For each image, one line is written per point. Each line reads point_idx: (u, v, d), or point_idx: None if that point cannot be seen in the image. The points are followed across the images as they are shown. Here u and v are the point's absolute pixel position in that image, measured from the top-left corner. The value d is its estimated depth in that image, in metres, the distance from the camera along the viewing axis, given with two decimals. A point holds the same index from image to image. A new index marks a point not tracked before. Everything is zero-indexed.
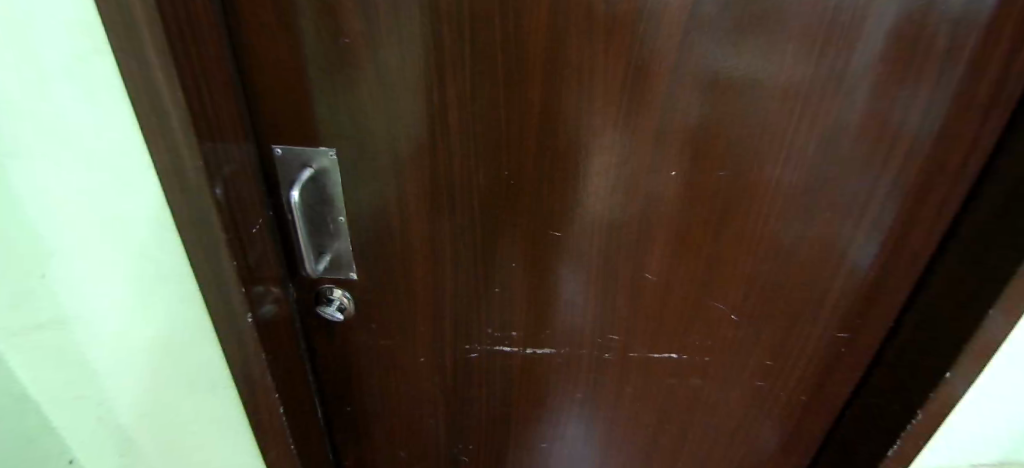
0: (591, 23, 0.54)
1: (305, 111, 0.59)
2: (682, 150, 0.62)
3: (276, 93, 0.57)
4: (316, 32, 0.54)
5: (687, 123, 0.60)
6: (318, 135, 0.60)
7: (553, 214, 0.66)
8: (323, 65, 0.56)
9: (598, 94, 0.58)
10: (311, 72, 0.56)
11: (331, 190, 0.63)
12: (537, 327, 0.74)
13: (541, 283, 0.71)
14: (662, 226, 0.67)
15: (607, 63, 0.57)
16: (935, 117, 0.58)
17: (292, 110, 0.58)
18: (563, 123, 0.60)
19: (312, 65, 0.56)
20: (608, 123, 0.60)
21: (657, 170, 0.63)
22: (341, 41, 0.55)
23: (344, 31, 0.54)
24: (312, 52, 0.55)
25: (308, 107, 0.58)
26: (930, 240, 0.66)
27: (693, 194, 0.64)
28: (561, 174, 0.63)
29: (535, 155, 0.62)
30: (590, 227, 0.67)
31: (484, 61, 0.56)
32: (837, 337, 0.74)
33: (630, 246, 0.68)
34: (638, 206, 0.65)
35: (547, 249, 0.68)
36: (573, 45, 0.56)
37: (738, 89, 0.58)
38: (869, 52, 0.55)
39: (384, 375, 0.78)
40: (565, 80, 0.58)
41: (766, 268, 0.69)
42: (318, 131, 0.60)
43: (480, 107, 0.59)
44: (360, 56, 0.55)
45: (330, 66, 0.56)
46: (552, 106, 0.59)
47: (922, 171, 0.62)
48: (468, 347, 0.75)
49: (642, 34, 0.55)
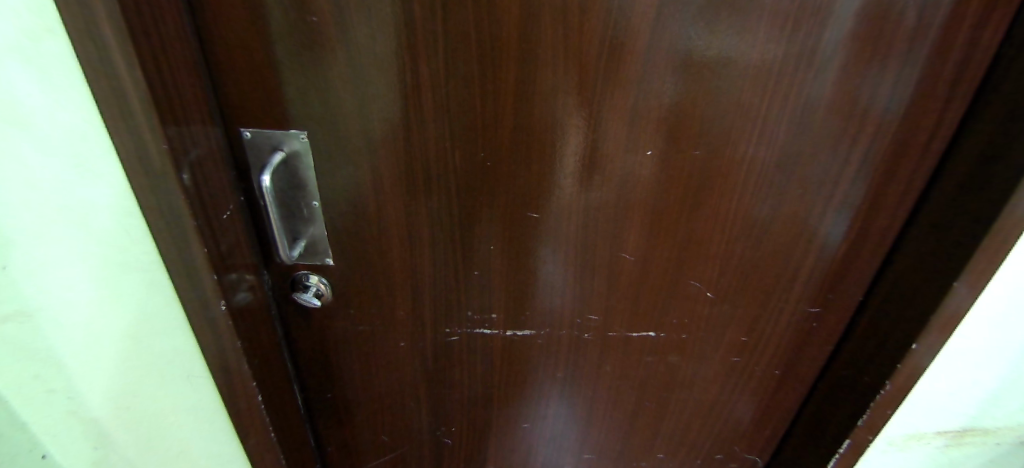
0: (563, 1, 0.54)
1: (273, 93, 0.57)
2: (658, 129, 0.62)
3: (242, 74, 0.56)
4: (283, 10, 0.52)
5: (663, 102, 0.60)
6: (288, 117, 0.59)
7: (530, 195, 0.66)
8: (291, 44, 0.54)
9: (572, 73, 0.58)
10: (278, 52, 0.55)
11: (303, 174, 0.61)
12: (517, 309, 0.74)
13: (520, 266, 0.71)
14: (638, 207, 0.67)
15: (581, 41, 0.56)
16: (904, 94, 0.59)
17: (260, 92, 0.57)
18: (538, 104, 0.60)
19: (280, 45, 0.54)
20: (583, 103, 0.60)
21: (632, 150, 0.63)
22: (309, 20, 0.53)
23: (311, 9, 0.52)
24: (278, 31, 0.54)
25: (277, 88, 0.57)
26: (897, 216, 0.67)
27: (669, 173, 0.65)
28: (537, 157, 0.63)
29: (510, 137, 0.62)
30: (567, 209, 0.67)
31: (458, 40, 0.55)
32: (810, 312, 0.76)
33: (608, 227, 0.68)
34: (614, 187, 0.66)
35: (525, 231, 0.68)
36: (546, 23, 0.55)
37: (713, 68, 0.58)
38: (840, 29, 0.55)
39: (362, 360, 0.77)
40: (539, 60, 0.57)
41: (741, 245, 0.70)
42: (287, 113, 0.58)
43: (454, 88, 0.58)
44: (329, 35, 0.54)
45: (299, 46, 0.54)
46: (527, 85, 0.59)
47: (891, 149, 0.63)
48: (448, 331, 0.75)
49: (616, 12, 0.54)
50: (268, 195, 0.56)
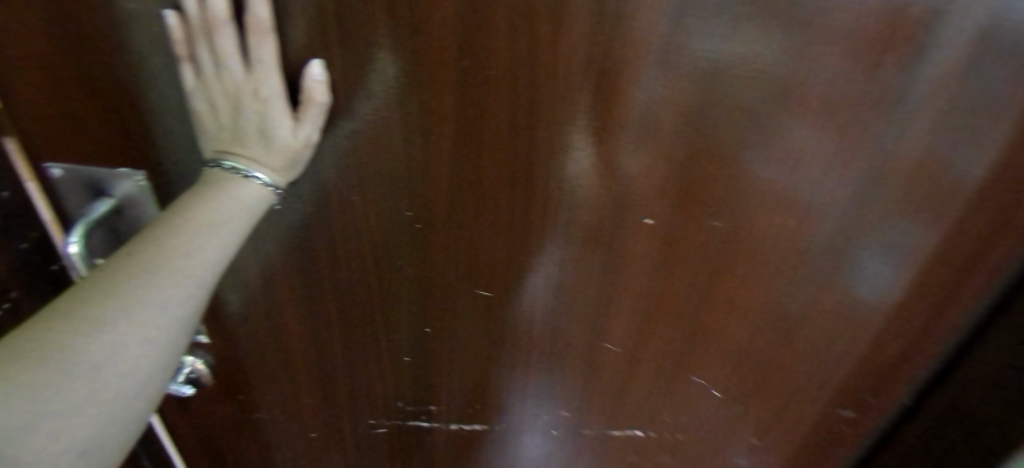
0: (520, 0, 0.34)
1: (96, 125, 0.43)
2: (659, 197, 0.43)
3: (53, 101, 0.42)
4: (91, 15, 0.37)
5: (672, 154, 0.41)
6: (133, 147, 0.43)
7: (479, 268, 0.48)
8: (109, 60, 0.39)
9: (540, 110, 0.39)
10: (96, 70, 0.40)
11: (140, 223, 0.47)
12: (461, 403, 0.57)
13: (463, 352, 0.54)
14: (631, 289, 0.49)
15: (553, 64, 0.37)
16: (993, 174, 0.35)
17: (85, 123, 0.43)
18: (489, 152, 0.42)
19: (96, 61, 0.39)
20: (555, 151, 0.41)
21: (624, 216, 0.44)
22: (126, 28, 0.38)
23: (131, 13, 0.37)
24: (90, 42, 0.38)
25: (103, 117, 0.42)
26: (963, 340, 0.45)
27: (674, 248, 0.46)
28: (488, 218, 0.45)
29: (449, 191, 0.44)
30: (531, 287, 0.49)
31: (359, 54, 0.38)
32: (837, 432, 0.56)
33: (588, 311, 0.50)
34: (596, 263, 0.47)
35: (474, 311, 0.51)
36: (500, 38, 0.36)
37: (750, 122, 0.38)
38: (945, 66, 0.32)
39: (266, 445, 0.62)
40: (488, 88, 0.39)
41: (767, 343, 0.51)
42: (129, 148, 0.43)
43: (366, 124, 0.41)
44: (159, 45, 0.38)
45: (124, 62, 0.39)
46: (472, 123, 0.40)
47: (977, 254, 0.40)
48: (372, 422, 0.59)
49: (602, 21, 0.35)
50: (77, 262, 0.45)
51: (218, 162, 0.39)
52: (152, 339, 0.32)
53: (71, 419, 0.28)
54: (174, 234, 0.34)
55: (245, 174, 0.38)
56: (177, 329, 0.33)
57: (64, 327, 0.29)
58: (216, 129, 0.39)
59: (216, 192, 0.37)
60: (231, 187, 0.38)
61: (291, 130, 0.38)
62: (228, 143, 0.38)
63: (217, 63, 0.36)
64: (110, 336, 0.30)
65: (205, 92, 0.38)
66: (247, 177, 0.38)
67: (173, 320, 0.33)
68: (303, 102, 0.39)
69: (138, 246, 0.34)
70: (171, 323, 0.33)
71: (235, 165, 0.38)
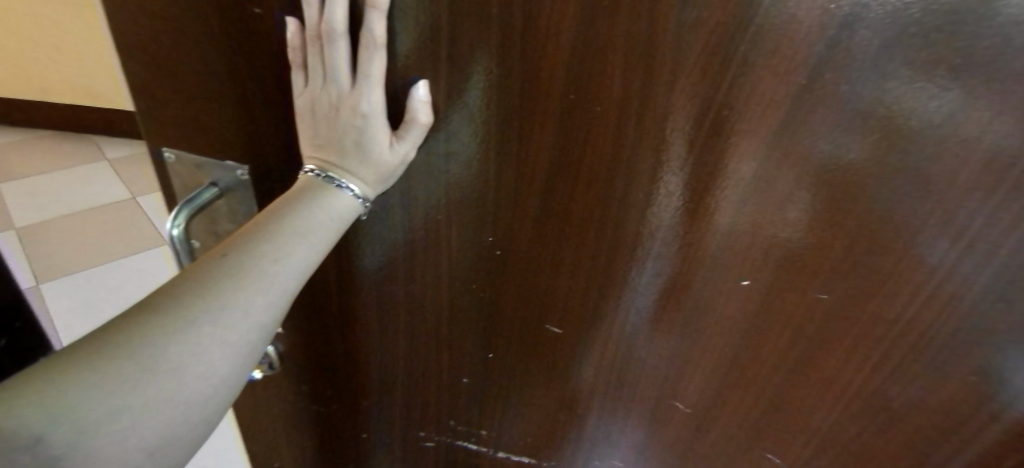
0: (641, 40, 0.32)
1: (203, 127, 0.45)
2: (763, 264, 0.39)
3: (167, 101, 0.44)
4: (219, 28, 0.39)
5: (783, 222, 0.36)
6: (238, 150, 0.46)
7: (552, 302, 0.47)
8: (226, 69, 0.41)
9: (643, 153, 0.37)
10: (213, 78, 0.42)
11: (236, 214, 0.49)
12: (512, 432, 0.59)
13: (526, 375, 0.53)
14: (712, 352, 0.45)
15: (665, 107, 0.34)
16: None
17: (195, 122, 0.45)
18: (582, 188, 0.40)
19: (213, 69, 0.41)
20: (652, 198, 0.39)
21: (717, 277, 0.41)
22: (246, 41, 0.39)
23: (254, 29, 0.39)
24: (212, 52, 0.41)
25: (214, 119, 0.44)
26: None
27: (769, 319, 0.41)
28: (569, 255, 0.44)
29: (534, 223, 0.43)
30: (604, 330, 0.47)
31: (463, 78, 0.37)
32: None
33: (659, 366, 0.48)
34: (677, 319, 0.44)
35: (540, 344, 0.50)
36: (615, 74, 0.34)
37: (890, 201, 0.32)
38: None
39: (322, 437, 0.65)
40: (591, 125, 0.37)
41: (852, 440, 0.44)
42: (234, 149, 0.46)
43: (460, 148, 0.41)
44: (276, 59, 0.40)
45: (238, 72, 0.41)
46: (569, 158, 0.39)
47: None
48: (423, 435, 0.62)
49: (727, 70, 0.32)
50: (176, 240, 0.46)
51: (312, 169, 0.39)
52: (230, 346, 0.33)
53: (142, 425, 0.29)
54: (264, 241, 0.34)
55: (338, 183, 0.39)
56: (254, 336, 0.34)
57: (151, 330, 0.30)
58: (312, 136, 0.39)
59: (307, 196, 0.38)
60: (326, 196, 0.38)
61: (387, 145, 0.39)
62: (321, 153, 0.39)
63: (327, 74, 0.37)
64: (194, 340, 0.31)
65: (309, 99, 0.38)
66: (338, 187, 0.39)
67: (251, 327, 0.34)
68: (404, 122, 0.39)
69: (230, 248, 0.34)
70: (250, 330, 0.34)
71: (330, 175, 0.39)
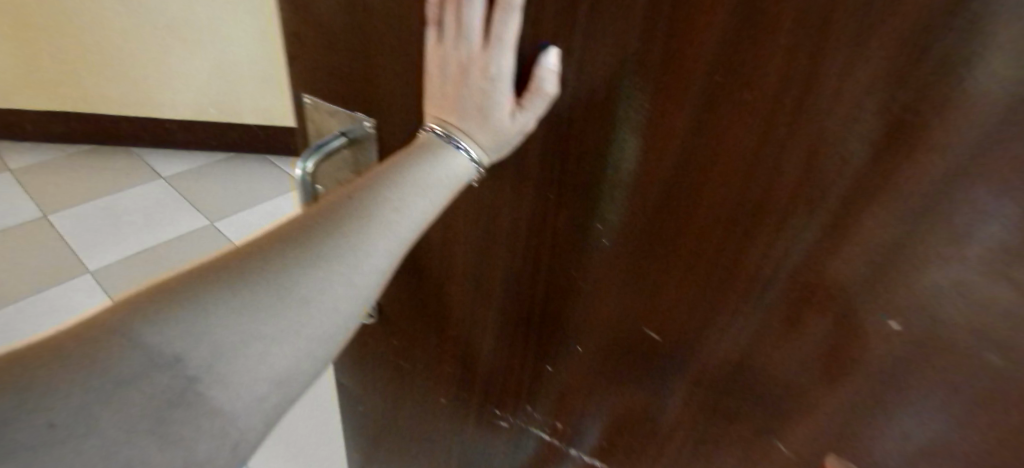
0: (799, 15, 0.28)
1: (347, 82, 0.49)
2: (890, 334, 0.33)
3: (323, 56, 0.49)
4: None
5: (964, 265, 0.28)
6: (368, 108, 0.49)
7: (654, 302, 0.44)
8: (369, 30, 0.44)
9: (788, 152, 0.32)
10: (359, 39, 0.45)
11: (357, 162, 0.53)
12: (586, 432, 0.57)
13: (611, 375, 0.51)
14: (833, 402, 0.38)
15: (825, 96, 0.29)
16: None
17: (339, 77, 0.49)
18: (710, 183, 0.35)
19: (360, 30, 0.44)
20: (793, 206, 0.33)
21: (859, 316, 0.34)
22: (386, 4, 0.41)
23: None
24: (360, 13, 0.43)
25: (353, 77, 0.48)
26: None
27: (919, 381, 0.33)
28: (682, 254, 0.40)
29: (650, 213, 0.39)
30: (708, 345, 0.43)
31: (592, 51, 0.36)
32: None
33: (762, 399, 0.42)
34: (796, 352, 0.38)
35: (632, 345, 0.47)
36: (766, 52, 0.30)
37: None
38: None
39: (406, 384, 0.69)
40: (730, 109, 0.32)
41: None
42: (366, 107, 0.49)
43: (580, 122, 0.39)
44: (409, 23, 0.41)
45: (377, 32, 0.43)
46: (698, 146, 0.35)
47: None
48: (497, 413, 0.63)
49: (910, 56, 0.26)
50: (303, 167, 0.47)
51: (431, 126, 0.40)
52: (352, 285, 0.34)
53: (268, 355, 0.31)
54: (388, 189, 0.36)
55: (454, 144, 0.39)
56: (373, 280, 0.36)
57: (281, 261, 0.32)
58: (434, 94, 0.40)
59: (427, 155, 0.38)
60: (445, 156, 0.39)
61: (508, 113, 0.38)
62: (440, 110, 0.40)
63: (461, 32, 0.37)
64: (320, 276, 0.33)
65: (440, 57, 0.39)
66: (454, 146, 0.39)
67: (371, 271, 0.35)
68: (529, 92, 0.38)
69: (357, 192, 0.35)
70: (370, 273, 0.35)
71: (450, 134, 0.39)
